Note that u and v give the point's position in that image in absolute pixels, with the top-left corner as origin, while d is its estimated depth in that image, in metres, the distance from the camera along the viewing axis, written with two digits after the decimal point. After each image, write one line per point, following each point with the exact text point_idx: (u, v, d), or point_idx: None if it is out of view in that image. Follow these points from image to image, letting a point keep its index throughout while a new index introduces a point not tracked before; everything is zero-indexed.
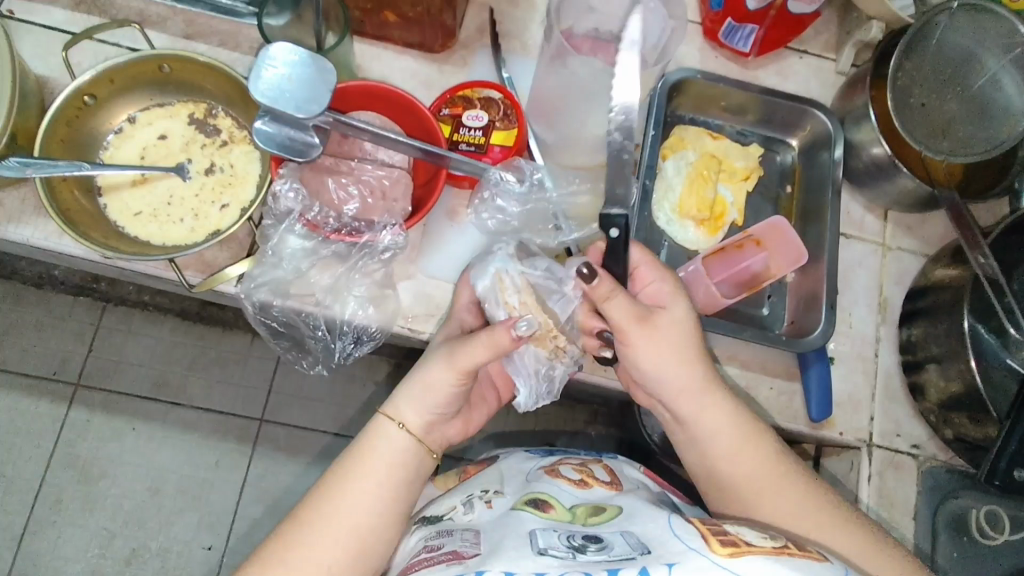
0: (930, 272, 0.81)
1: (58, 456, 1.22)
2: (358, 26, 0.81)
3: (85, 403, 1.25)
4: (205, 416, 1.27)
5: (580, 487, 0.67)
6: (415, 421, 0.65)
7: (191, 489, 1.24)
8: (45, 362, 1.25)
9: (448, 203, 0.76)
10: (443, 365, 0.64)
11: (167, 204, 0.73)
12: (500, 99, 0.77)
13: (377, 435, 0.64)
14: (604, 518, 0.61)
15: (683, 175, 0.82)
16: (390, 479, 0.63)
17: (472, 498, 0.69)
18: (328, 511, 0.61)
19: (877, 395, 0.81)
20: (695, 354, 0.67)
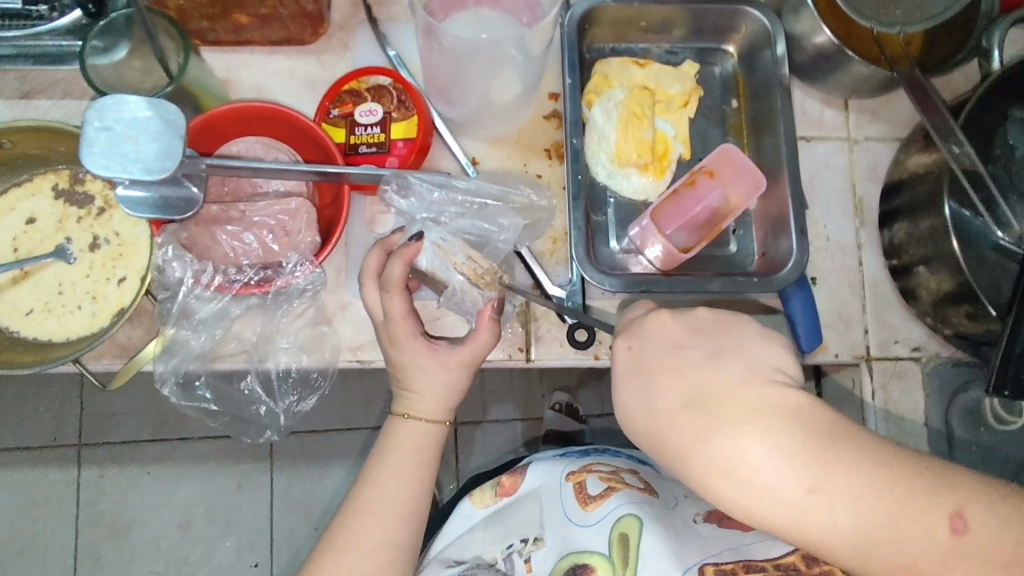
0: (904, 161, 0.73)
1: (83, 517, 1.20)
2: (211, 35, 0.70)
3: (92, 461, 1.21)
4: (215, 446, 1.24)
5: (604, 510, 0.62)
6: (424, 408, 0.61)
7: (221, 515, 1.22)
8: (40, 432, 1.21)
9: (364, 217, 0.68)
10: (447, 364, 0.60)
11: (59, 293, 0.66)
12: (391, 85, 0.68)
13: (401, 436, 0.61)
14: (631, 566, 0.57)
15: (615, 119, 0.72)
16: (424, 470, 0.61)
17: (511, 552, 0.66)
18: (369, 502, 0.58)
19: (867, 306, 0.75)
20: (647, 361, 0.55)
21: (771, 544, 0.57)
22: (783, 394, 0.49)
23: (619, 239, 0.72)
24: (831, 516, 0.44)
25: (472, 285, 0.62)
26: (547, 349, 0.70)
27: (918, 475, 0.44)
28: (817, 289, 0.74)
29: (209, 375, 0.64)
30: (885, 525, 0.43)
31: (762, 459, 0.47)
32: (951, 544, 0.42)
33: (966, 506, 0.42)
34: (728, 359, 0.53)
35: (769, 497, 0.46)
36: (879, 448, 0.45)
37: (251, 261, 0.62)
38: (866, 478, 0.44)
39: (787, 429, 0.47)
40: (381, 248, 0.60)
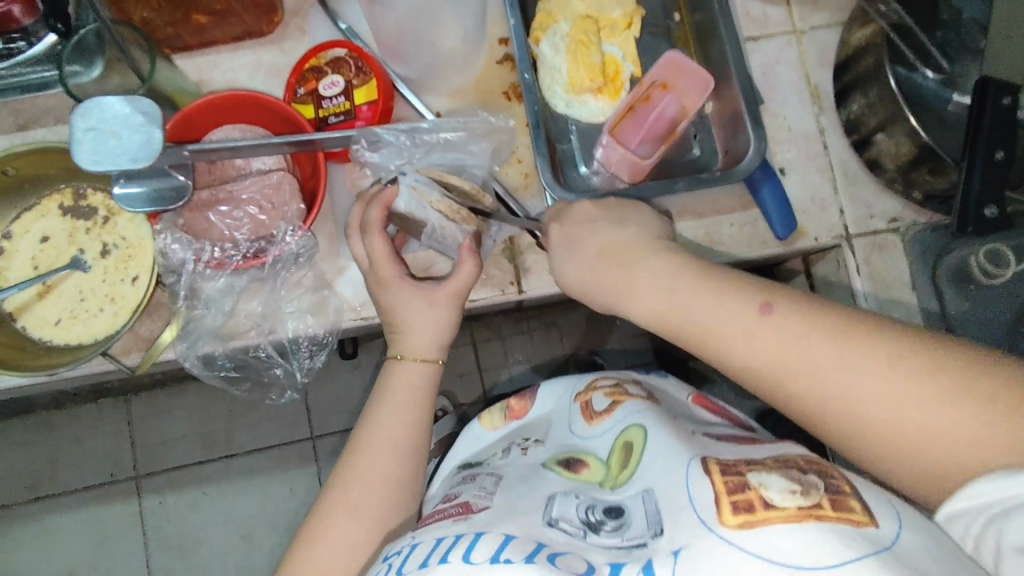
0: (848, 39, 0.75)
1: (153, 541, 1.27)
2: (178, 41, 0.75)
3: (152, 490, 1.28)
4: (262, 451, 1.30)
5: (608, 423, 0.67)
6: (410, 348, 0.65)
7: (280, 520, 1.28)
8: (99, 467, 1.29)
9: (344, 180, 0.72)
10: (435, 300, 0.65)
11: (81, 301, 0.72)
12: (347, 55, 0.72)
13: (396, 376, 0.65)
14: (629, 467, 0.58)
15: (564, 51, 0.74)
16: (421, 405, 0.64)
17: (512, 445, 0.72)
18: (371, 439, 0.62)
19: (838, 185, 0.77)
20: (559, 235, 0.66)
21: (774, 450, 0.53)
22: (623, 229, 0.63)
23: (586, 162, 0.76)
24: (751, 347, 0.50)
25: (449, 221, 0.66)
26: (535, 279, 0.74)
27: (799, 301, 0.51)
28: (787, 179, 0.77)
29: (227, 351, 0.70)
30: (670, 282, 0.57)
31: (649, 287, 0.58)
32: (772, 330, 0.50)
33: (771, 301, 0.51)
34: (642, 268, 0.59)
35: (575, 270, 0.64)
36: (739, 285, 0.53)
37: (245, 236, 0.67)
38: (631, 270, 0.59)
39: (601, 237, 0.63)
40: (361, 202, 0.66)
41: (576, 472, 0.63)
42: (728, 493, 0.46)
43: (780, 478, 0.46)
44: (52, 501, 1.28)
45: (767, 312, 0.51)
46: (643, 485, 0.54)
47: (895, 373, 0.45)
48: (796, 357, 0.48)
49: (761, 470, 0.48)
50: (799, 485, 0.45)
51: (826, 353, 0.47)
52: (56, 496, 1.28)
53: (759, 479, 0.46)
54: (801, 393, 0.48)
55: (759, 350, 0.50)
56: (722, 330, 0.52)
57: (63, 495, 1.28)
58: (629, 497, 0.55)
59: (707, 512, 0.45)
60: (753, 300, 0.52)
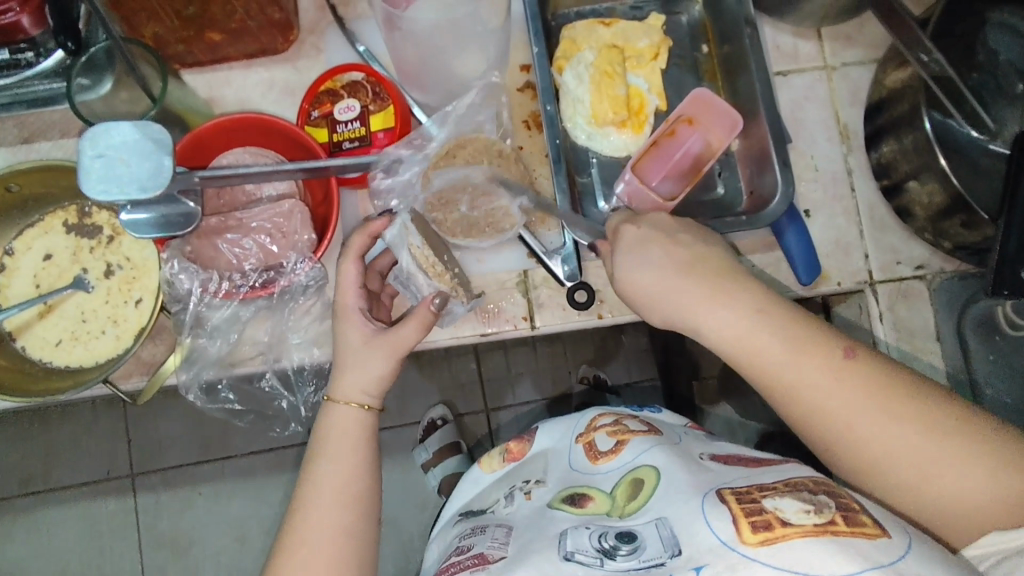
0: (884, 79, 0.72)
1: (146, 540, 1.26)
2: (190, 57, 0.72)
3: (147, 487, 1.27)
4: (260, 456, 1.29)
5: (616, 463, 0.62)
6: (345, 389, 0.60)
7: (275, 524, 1.27)
8: (95, 465, 1.27)
9: (355, 208, 0.71)
10: (369, 340, 0.60)
11: (83, 322, 0.70)
12: (365, 79, 0.69)
13: (330, 421, 0.60)
14: (637, 499, 0.56)
15: (587, 81, 0.72)
16: (358, 456, 0.59)
17: (513, 492, 0.67)
18: (310, 497, 0.57)
19: (865, 230, 0.75)
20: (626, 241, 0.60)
21: (780, 472, 0.53)
22: (705, 243, 0.59)
23: (605, 197, 0.73)
24: (834, 393, 0.51)
25: (421, 270, 0.63)
26: (550, 315, 0.71)
27: (871, 353, 0.53)
28: (812, 221, 0.74)
29: (230, 379, 0.68)
30: (767, 313, 0.54)
31: (731, 314, 0.55)
32: (863, 385, 0.51)
33: (850, 354, 0.52)
34: (737, 293, 0.55)
35: (648, 275, 0.58)
36: (826, 329, 0.54)
37: (254, 265, 0.65)
38: (733, 288, 0.56)
39: (681, 250, 0.59)
40: (363, 232, 0.63)
41: (581, 507, 0.58)
42: (746, 516, 0.47)
43: (793, 499, 0.47)
44: (47, 495, 1.26)
45: (854, 367, 0.52)
46: (656, 512, 0.52)
47: (956, 434, 0.49)
48: (881, 412, 0.50)
49: (775, 492, 0.49)
50: (811, 505, 0.47)
51: (901, 410, 0.50)
52: (50, 491, 1.26)
53: (774, 503, 0.47)
54: (879, 443, 0.50)
55: (838, 395, 0.51)
56: (807, 373, 0.52)
57: (58, 490, 1.26)
58: (642, 523, 0.52)
59: (727, 532, 0.46)
60: (835, 349, 0.52)
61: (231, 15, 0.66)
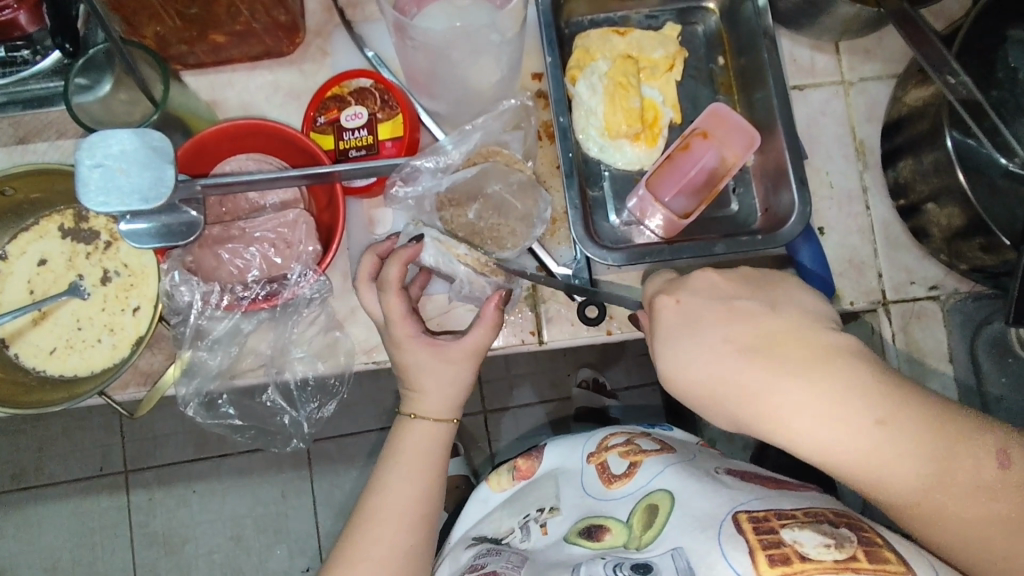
0: (903, 96, 0.70)
1: (138, 538, 1.24)
2: (192, 58, 0.70)
3: (140, 484, 1.25)
4: (255, 456, 1.27)
5: (630, 487, 0.61)
6: (422, 406, 0.60)
7: (269, 524, 1.25)
8: (87, 461, 1.25)
9: (363, 216, 0.69)
10: (451, 357, 0.59)
11: (78, 330, 0.68)
12: (373, 86, 0.68)
13: (411, 436, 0.60)
14: (653, 528, 0.55)
15: (600, 92, 0.70)
16: (432, 476, 0.59)
17: (529, 521, 0.67)
18: (377, 510, 0.57)
19: (879, 249, 0.73)
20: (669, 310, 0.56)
21: (799, 498, 0.52)
22: (769, 316, 0.53)
23: (618, 212, 0.71)
24: (894, 464, 0.47)
25: (478, 274, 0.64)
26: (558, 330, 0.70)
27: (915, 405, 0.48)
28: (825, 239, 0.73)
29: (231, 392, 0.66)
30: (822, 398, 0.48)
31: (783, 390, 0.50)
32: (914, 450, 0.47)
33: (893, 419, 0.47)
34: (786, 361, 0.50)
35: (701, 368, 0.53)
36: (886, 386, 0.49)
37: (257, 276, 0.63)
38: (800, 380, 0.49)
39: (743, 332, 0.53)
40: (372, 253, 0.61)
41: (598, 541, 0.58)
42: (763, 547, 0.46)
43: (813, 532, 0.46)
44: (37, 491, 1.24)
45: (900, 432, 0.47)
46: (671, 542, 0.52)
47: (1003, 487, 0.46)
48: (923, 478, 0.47)
49: (793, 522, 0.47)
50: (833, 538, 0.46)
51: (943, 467, 0.47)
52: (41, 487, 1.24)
53: (793, 535, 0.46)
54: (926, 505, 0.47)
55: (901, 470, 0.47)
56: (855, 450, 0.48)
57: (49, 486, 1.24)
58: (658, 554, 0.51)
59: (743, 564, 0.45)
60: (879, 413, 0.47)
61: (235, 18, 0.64)
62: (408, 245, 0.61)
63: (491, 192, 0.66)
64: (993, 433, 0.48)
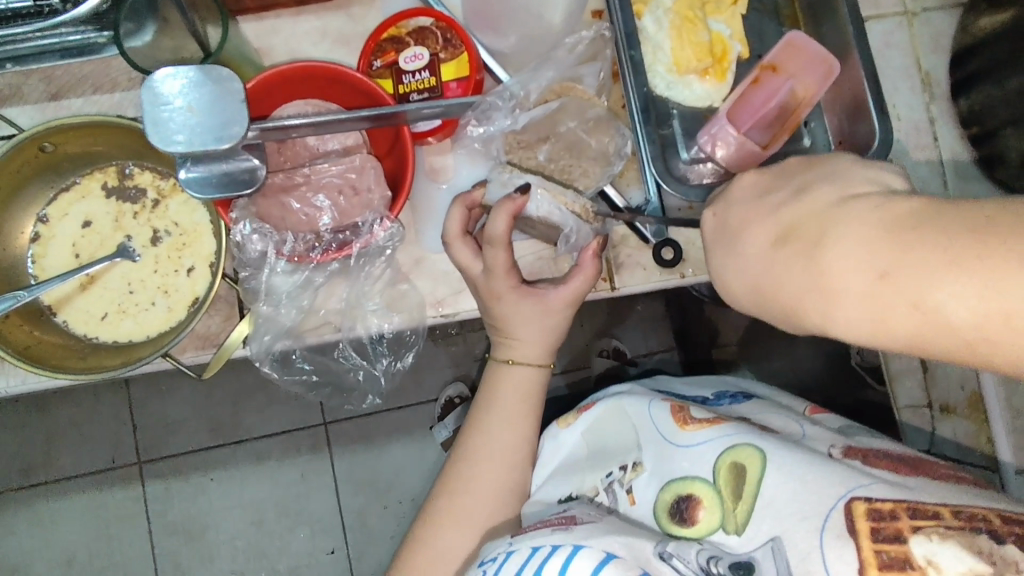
0: (974, 24, 0.69)
1: (156, 528, 1.19)
2: (236, 4, 0.66)
3: (156, 473, 1.20)
4: (274, 440, 1.22)
5: (708, 434, 0.59)
6: (520, 354, 0.66)
7: (292, 507, 1.20)
8: (99, 452, 1.19)
9: (426, 162, 0.65)
10: (551, 307, 0.63)
11: (130, 293, 0.64)
12: (433, 25, 0.64)
13: (507, 380, 0.67)
14: (746, 502, 0.53)
15: (667, 27, 0.67)
16: (528, 410, 0.67)
17: (612, 482, 0.64)
18: (482, 447, 0.66)
19: (949, 179, 0.74)
20: (731, 220, 0.48)
21: (939, 489, 0.48)
22: (796, 203, 0.43)
23: (687, 149, 0.69)
24: (916, 314, 0.33)
25: (582, 223, 0.62)
26: (630, 276, 0.68)
27: (936, 239, 0.33)
28: (897, 172, 0.72)
29: (304, 349, 0.64)
30: (821, 268, 0.38)
31: (780, 267, 0.41)
32: (943, 297, 0.32)
33: (901, 270, 0.33)
34: (797, 224, 0.41)
35: (740, 281, 0.46)
36: (893, 219, 0.35)
37: (328, 224, 0.60)
38: (806, 257, 0.39)
39: (767, 229, 0.44)
40: (462, 205, 0.60)
41: (691, 525, 0.56)
42: (879, 567, 0.45)
43: (958, 551, 0.43)
44: (46, 486, 1.18)
45: (909, 284, 0.33)
46: (767, 532, 0.51)
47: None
48: (972, 332, 0.31)
49: (933, 530, 0.44)
50: (987, 566, 0.42)
51: (995, 310, 0.30)
52: (53, 481, 1.18)
53: (927, 551, 0.44)
54: (997, 362, 0.32)
55: (935, 308, 0.32)
56: (869, 317, 0.35)
57: (61, 480, 1.18)
58: (758, 548, 0.51)
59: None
60: (876, 263, 0.35)
61: None
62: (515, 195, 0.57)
63: (565, 130, 0.64)
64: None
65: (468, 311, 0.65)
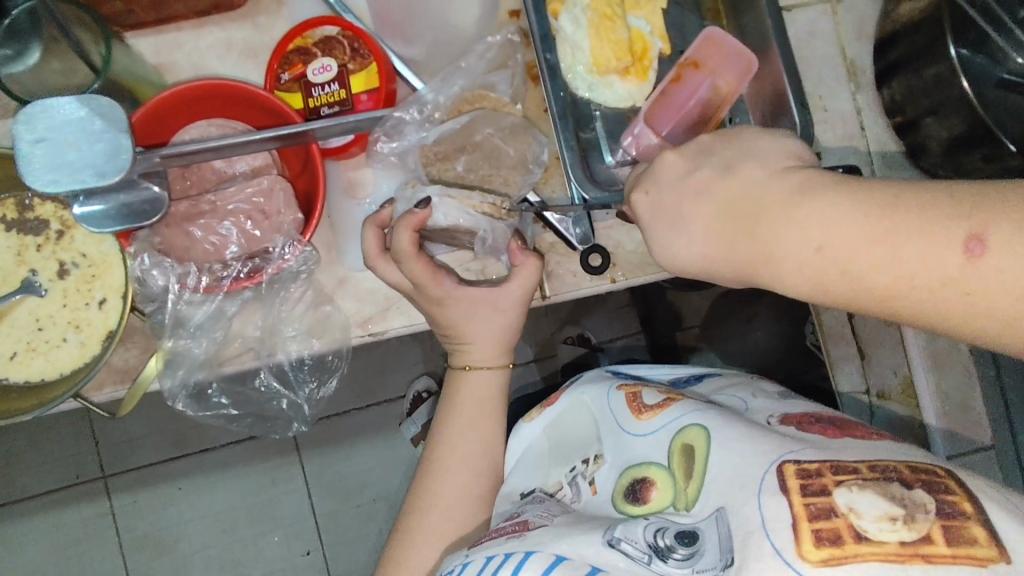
0: (894, 11, 0.68)
1: (126, 543, 1.13)
2: (131, 19, 0.62)
3: (121, 488, 1.13)
4: (238, 447, 1.16)
5: (661, 419, 0.56)
6: (476, 359, 0.65)
7: (262, 512, 1.15)
8: (61, 470, 1.12)
9: (340, 179, 0.64)
10: (500, 306, 0.63)
11: (39, 330, 0.62)
12: (340, 35, 0.61)
13: (467, 387, 0.65)
14: (696, 478, 0.49)
15: (585, 26, 0.65)
16: (492, 414, 0.65)
17: (575, 476, 0.61)
18: (445, 459, 0.64)
19: (876, 168, 0.72)
20: (665, 201, 0.48)
21: (863, 448, 0.45)
22: (726, 179, 0.46)
23: (612, 152, 0.68)
24: (853, 266, 0.39)
25: (496, 220, 0.60)
26: (560, 283, 0.66)
27: (867, 211, 0.39)
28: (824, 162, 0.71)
29: (220, 381, 0.63)
30: (768, 239, 0.43)
31: (703, 247, 0.47)
32: (865, 265, 0.39)
33: (835, 241, 0.40)
34: (724, 184, 0.46)
35: (682, 251, 0.48)
36: (853, 182, 0.41)
37: (236, 252, 0.58)
38: (751, 231, 0.44)
39: (705, 208, 0.46)
40: (374, 225, 0.59)
41: (644, 504, 0.52)
42: (808, 518, 0.41)
43: (875, 498, 0.40)
44: (5, 509, 1.11)
45: (842, 254, 0.40)
46: (714, 501, 0.46)
47: (981, 278, 0.36)
48: (887, 288, 0.39)
49: (852, 481, 0.42)
50: (899, 508, 0.39)
51: (902, 272, 0.38)
52: (10, 504, 1.11)
53: (848, 500, 0.41)
54: (914, 315, 0.39)
55: (866, 264, 0.39)
56: (816, 281, 0.41)
57: (21, 502, 1.12)
58: (703, 519, 0.46)
59: (781, 538, 0.41)
60: (816, 239, 0.40)
61: None
62: (416, 210, 0.57)
63: (482, 138, 0.62)
64: (964, 214, 0.37)
65: (398, 327, 0.63)
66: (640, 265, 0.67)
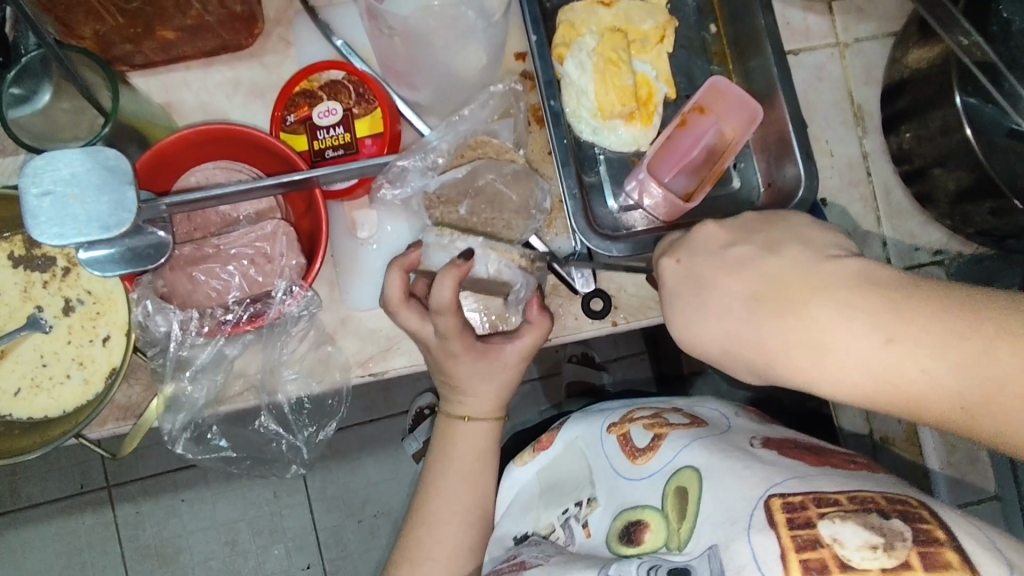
0: (903, 58, 0.68)
1: (129, 553, 1.13)
2: (139, 57, 0.63)
3: (125, 499, 1.14)
4: None
5: (655, 463, 0.55)
6: (475, 409, 0.62)
7: (265, 526, 1.15)
8: (67, 480, 1.13)
9: (344, 218, 0.64)
10: (502, 358, 0.60)
11: (44, 366, 0.62)
12: (346, 78, 0.62)
13: (460, 439, 0.62)
14: (688, 520, 0.48)
15: (590, 71, 0.65)
16: (487, 466, 0.63)
17: (569, 518, 0.61)
18: (437, 512, 0.61)
19: (882, 216, 0.71)
20: (697, 270, 0.49)
21: (845, 477, 0.45)
22: (766, 259, 0.47)
23: (615, 196, 0.69)
24: (914, 357, 0.38)
25: (523, 273, 0.62)
26: (561, 327, 0.65)
27: (927, 311, 0.39)
28: (829, 209, 0.71)
29: (220, 422, 0.64)
30: (817, 333, 0.42)
31: (740, 328, 0.46)
32: (928, 363, 0.38)
33: (904, 335, 0.39)
34: (770, 259, 0.46)
35: (709, 327, 0.48)
36: (909, 282, 0.41)
37: (238, 297, 0.59)
38: (793, 315, 0.43)
39: (740, 280, 0.47)
40: (398, 269, 0.58)
41: (639, 545, 0.52)
42: (796, 550, 0.40)
43: (858, 528, 0.40)
44: (14, 515, 1.13)
45: (906, 345, 0.38)
46: (708, 540, 0.45)
47: None
48: (962, 399, 0.37)
49: (834, 513, 0.41)
50: (878, 537, 0.39)
51: (977, 375, 0.37)
52: (19, 510, 1.13)
53: (832, 531, 0.40)
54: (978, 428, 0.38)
55: (926, 358, 0.38)
56: (866, 382, 0.40)
57: (29, 508, 1.13)
58: (695, 556, 0.45)
59: (773, 570, 0.41)
60: (883, 332, 0.39)
61: (185, 11, 0.56)
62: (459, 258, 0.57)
63: (484, 184, 0.63)
64: None
65: (398, 368, 0.63)
66: (642, 307, 0.65)
